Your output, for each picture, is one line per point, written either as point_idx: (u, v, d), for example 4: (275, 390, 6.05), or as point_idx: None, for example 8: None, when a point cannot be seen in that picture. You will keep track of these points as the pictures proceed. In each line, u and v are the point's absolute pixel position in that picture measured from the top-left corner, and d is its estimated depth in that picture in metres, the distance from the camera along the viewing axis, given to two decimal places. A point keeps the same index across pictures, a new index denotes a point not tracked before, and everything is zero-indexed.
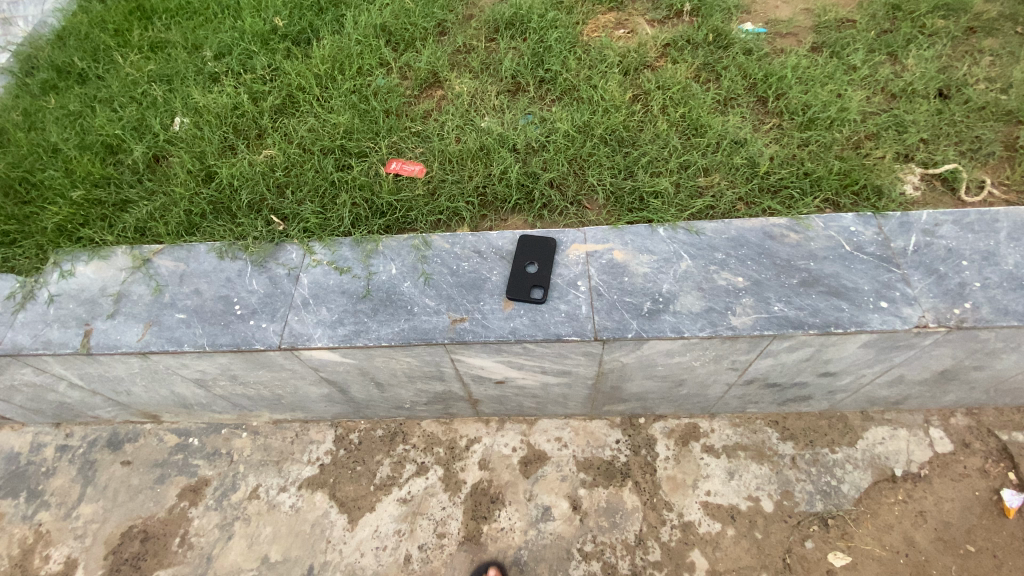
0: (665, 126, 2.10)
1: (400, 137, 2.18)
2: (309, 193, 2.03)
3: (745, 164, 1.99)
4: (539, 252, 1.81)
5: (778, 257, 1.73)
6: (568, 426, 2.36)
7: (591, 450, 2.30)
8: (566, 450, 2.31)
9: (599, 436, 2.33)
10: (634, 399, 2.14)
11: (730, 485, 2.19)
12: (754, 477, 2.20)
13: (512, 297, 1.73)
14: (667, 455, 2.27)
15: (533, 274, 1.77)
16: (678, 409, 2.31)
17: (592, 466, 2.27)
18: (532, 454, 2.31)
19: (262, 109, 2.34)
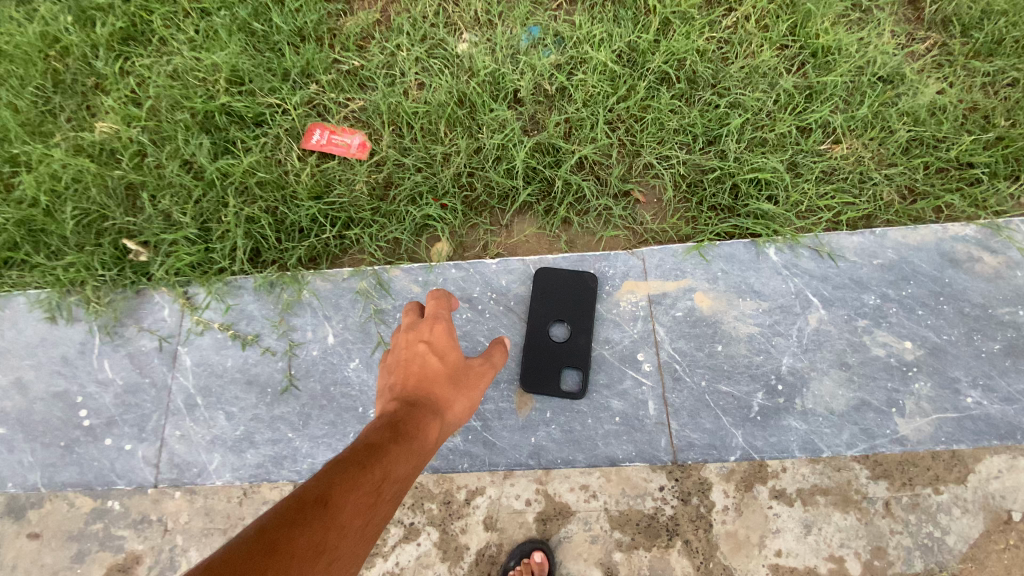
0: (771, 53, 1.24)
1: (322, 85, 1.31)
2: (173, 198, 1.20)
3: (901, 122, 1.20)
4: (568, 303, 1.10)
5: (966, 302, 1.06)
6: (598, 480, 1.02)
7: (625, 500, 1.00)
8: (595, 503, 1.01)
9: (636, 485, 1.01)
10: (674, 448, 1.02)
11: (808, 544, 0.96)
12: (838, 528, 0.97)
13: (528, 388, 1.06)
14: (730, 508, 0.99)
15: (560, 344, 1.08)
16: (758, 430, 1.01)
17: (629, 521, 0.99)
18: (552, 509, 1.01)
19: (94, 40, 1.43)
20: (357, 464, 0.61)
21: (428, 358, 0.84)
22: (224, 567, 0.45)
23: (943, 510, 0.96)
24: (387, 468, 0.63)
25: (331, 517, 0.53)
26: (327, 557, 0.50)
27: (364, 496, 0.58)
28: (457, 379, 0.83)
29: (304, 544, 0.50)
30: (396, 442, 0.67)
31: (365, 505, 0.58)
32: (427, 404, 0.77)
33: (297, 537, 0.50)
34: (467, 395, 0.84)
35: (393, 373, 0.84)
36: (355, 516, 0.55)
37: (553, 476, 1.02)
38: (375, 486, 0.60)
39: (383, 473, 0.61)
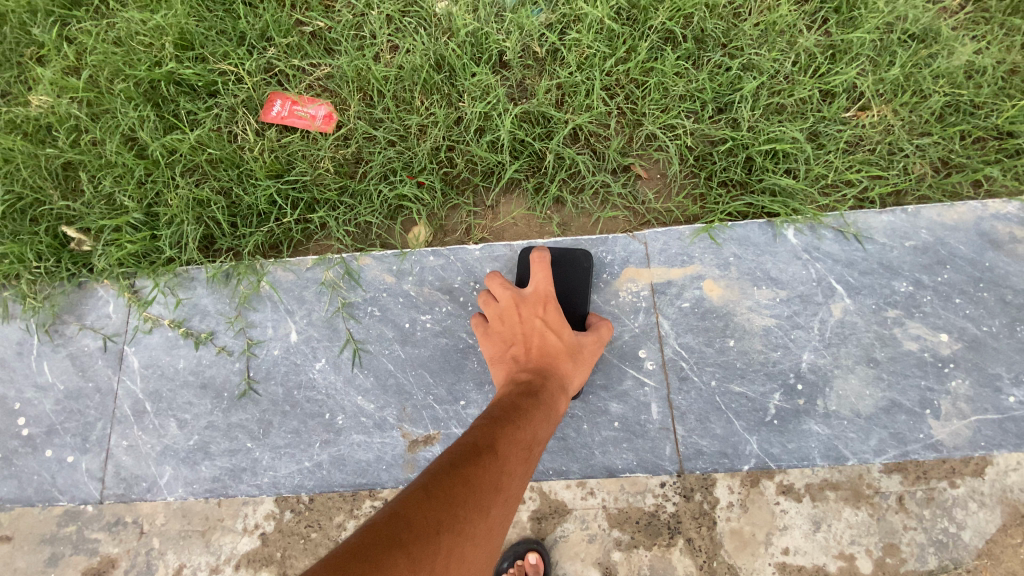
0: (790, 8, 1.08)
1: (282, 48, 1.16)
2: (114, 180, 1.07)
3: (937, 85, 1.06)
4: (558, 285, 0.96)
5: (1010, 290, 0.94)
6: (596, 493, 0.91)
7: (626, 500, 0.91)
8: (593, 504, 0.91)
9: (635, 489, 0.91)
10: (678, 456, 0.91)
11: (817, 540, 0.87)
12: (849, 523, 0.87)
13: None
14: (740, 506, 0.89)
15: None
16: (774, 436, 0.90)
17: (628, 518, 0.90)
18: (546, 512, 0.92)
19: (30, 4, 1.27)
20: (511, 420, 0.64)
21: (546, 334, 0.80)
22: (421, 511, 0.48)
23: (964, 503, 0.86)
24: (535, 429, 0.65)
25: (499, 466, 0.57)
26: (503, 497, 0.55)
27: (522, 449, 0.61)
28: (575, 355, 0.80)
29: (486, 483, 0.54)
30: (533, 402, 0.68)
31: (521, 458, 0.61)
32: (554, 375, 0.75)
33: (480, 477, 0.54)
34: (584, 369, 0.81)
35: (508, 344, 0.81)
36: (519, 466, 0.59)
37: (542, 487, 0.92)
38: (525, 442, 0.63)
39: (533, 434, 0.64)
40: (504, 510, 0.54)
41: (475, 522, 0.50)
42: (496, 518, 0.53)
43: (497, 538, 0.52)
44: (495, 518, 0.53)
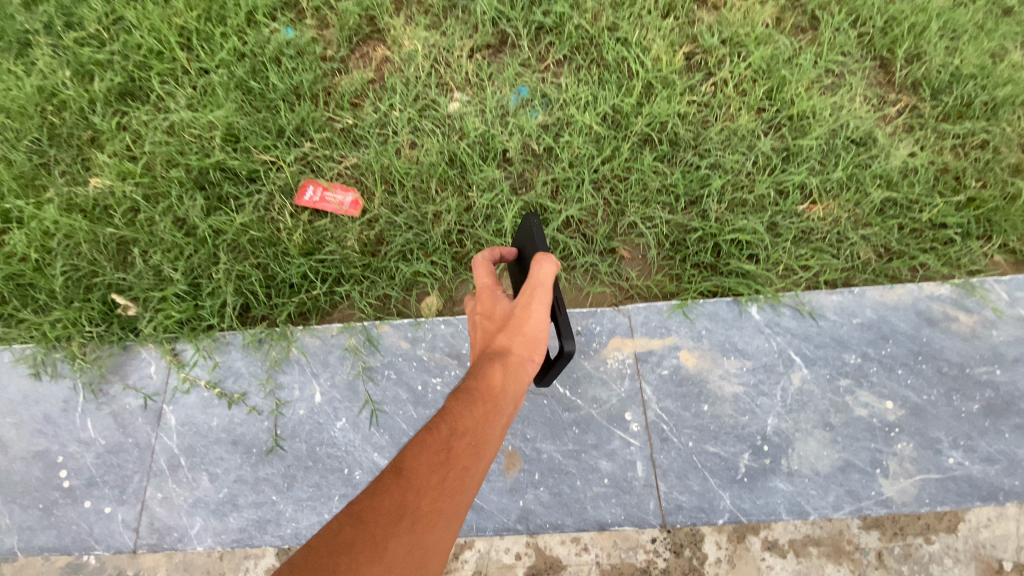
0: (748, 119, 1.30)
1: (316, 142, 1.34)
2: (165, 254, 1.21)
3: (876, 184, 1.24)
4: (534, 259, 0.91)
5: (945, 362, 1.08)
6: (589, 547, 1.01)
7: (618, 555, 1.00)
8: (587, 558, 1.00)
9: (626, 542, 1.01)
10: (662, 512, 1.02)
11: None
12: None
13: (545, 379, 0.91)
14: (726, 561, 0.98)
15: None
16: (747, 493, 1.01)
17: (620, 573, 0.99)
18: (545, 566, 1.00)
19: (94, 97, 1.47)
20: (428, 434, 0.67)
21: (485, 324, 0.82)
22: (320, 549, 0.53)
23: (940, 559, 0.96)
24: (455, 426, 0.68)
25: (408, 482, 0.61)
26: (410, 510, 0.58)
27: (435, 456, 0.64)
28: (514, 326, 0.78)
29: (387, 505, 0.58)
30: (458, 405, 0.71)
31: (437, 465, 0.63)
32: (491, 358, 0.77)
33: (380, 501, 0.58)
34: (533, 332, 0.77)
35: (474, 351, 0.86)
36: (430, 472, 0.62)
37: (540, 540, 1.02)
38: (442, 446, 0.66)
39: (450, 432, 0.67)
40: (414, 524, 0.57)
41: (374, 543, 0.54)
42: (403, 536, 0.56)
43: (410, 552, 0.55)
44: (407, 530, 0.57)
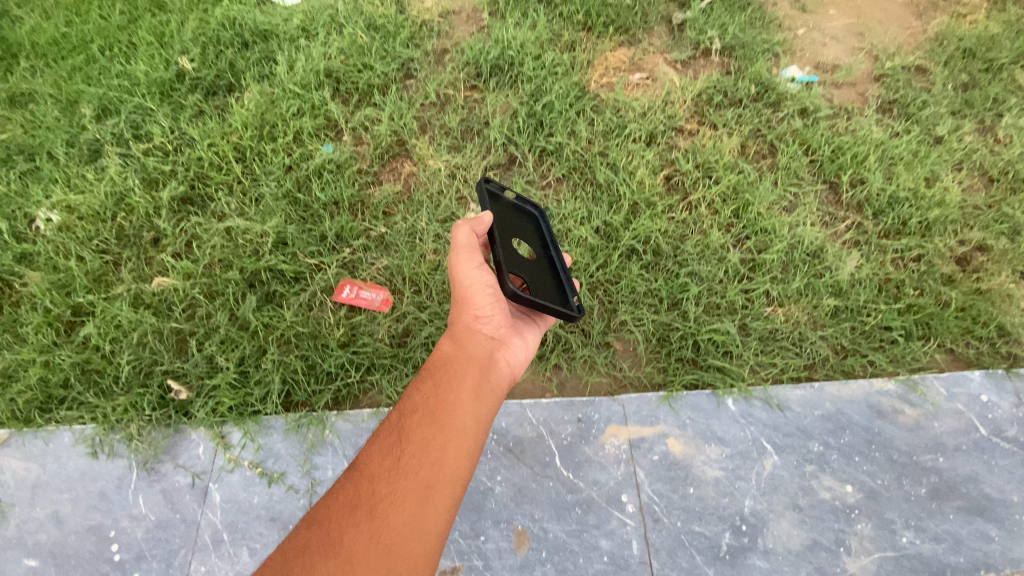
0: (718, 235, 1.55)
1: (354, 249, 1.59)
2: (219, 346, 1.40)
3: (829, 291, 1.47)
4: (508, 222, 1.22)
5: (895, 450, 1.26)
6: None
7: None
8: None
9: None
10: None
11: None
12: None
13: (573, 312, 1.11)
14: None
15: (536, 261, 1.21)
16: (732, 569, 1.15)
17: None
18: None
19: (158, 203, 1.70)
20: (383, 434, 0.99)
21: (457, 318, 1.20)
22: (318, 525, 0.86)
23: None
24: (407, 413, 1.01)
25: (369, 473, 0.92)
26: (370, 487, 0.90)
27: (390, 443, 0.96)
28: (458, 299, 1.17)
29: (357, 489, 0.90)
30: (413, 395, 1.04)
31: (389, 452, 0.95)
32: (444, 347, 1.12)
33: (354, 489, 0.90)
34: (469, 296, 1.15)
35: None
36: (383, 457, 0.94)
37: None
38: (396, 433, 0.98)
39: (402, 421, 1.00)
40: (374, 496, 0.88)
41: (345, 518, 0.86)
42: (368, 507, 0.87)
43: (371, 515, 0.86)
44: (370, 500, 0.88)
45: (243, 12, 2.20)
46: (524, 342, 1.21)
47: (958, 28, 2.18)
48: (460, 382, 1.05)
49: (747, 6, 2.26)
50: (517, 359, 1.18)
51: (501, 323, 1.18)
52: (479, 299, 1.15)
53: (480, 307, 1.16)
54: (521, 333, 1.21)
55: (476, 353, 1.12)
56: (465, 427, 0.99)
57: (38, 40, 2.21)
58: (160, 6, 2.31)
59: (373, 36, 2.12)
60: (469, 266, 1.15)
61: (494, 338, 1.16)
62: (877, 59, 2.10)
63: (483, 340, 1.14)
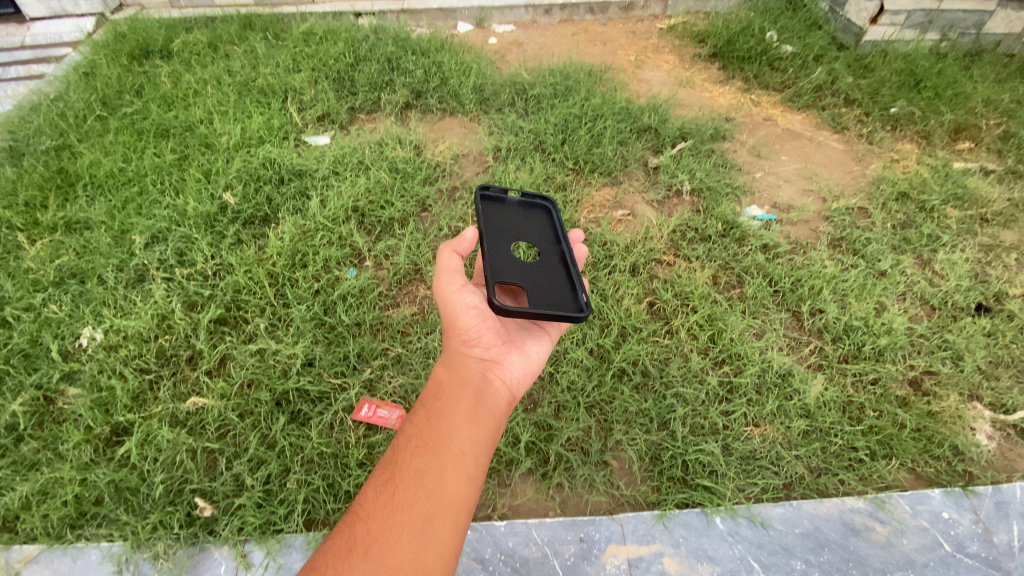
0: (698, 360, 1.77)
1: (374, 369, 1.77)
2: (247, 464, 1.53)
3: (798, 413, 1.65)
4: (504, 234, 1.49)
5: (870, 567, 1.38)
6: None
7: None
8: None
9: None
10: None
11: None
12: None
13: (579, 313, 1.24)
14: None
15: (539, 264, 1.42)
16: None
17: None
18: None
19: (197, 324, 1.89)
20: (380, 473, 1.08)
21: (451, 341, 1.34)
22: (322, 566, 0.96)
23: None
24: (400, 448, 1.11)
25: (365, 512, 1.02)
26: (366, 525, 0.99)
27: (384, 479, 1.06)
28: (449, 324, 1.32)
29: (356, 530, 0.99)
30: (407, 430, 1.14)
31: (384, 489, 1.04)
32: (436, 378, 1.24)
33: (352, 529, 1.00)
34: (458, 320, 1.30)
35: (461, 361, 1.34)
36: (377, 495, 1.03)
37: None
38: (389, 469, 1.08)
39: (395, 457, 1.09)
40: (369, 532, 0.98)
41: (346, 557, 0.95)
42: (365, 545, 0.96)
43: (368, 552, 0.95)
44: (367, 538, 0.97)
45: (281, 153, 2.55)
46: (518, 357, 1.32)
47: (892, 173, 2.55)
48: (450, 413, 1.14)
49: (711, 154, 2.68)
50: (512, 375, 1.29)
51: (491, 342, 1.30)
52: (465, 319, 1.30)
53: (468, 328, 1.30)
54: (515, 348, 1.32)
55: (467, 379, 1.22)
56: (457, 455, 1.08)
57: (96, 172, 2.51)
58: (208, 146, 2.67)
59: (394, 176, 2.47)
60: (456, 289, 1.33)
61: (486, 359, 1.28)
62: (824, 200, 2.46)
63: (473, 364, 1.26)
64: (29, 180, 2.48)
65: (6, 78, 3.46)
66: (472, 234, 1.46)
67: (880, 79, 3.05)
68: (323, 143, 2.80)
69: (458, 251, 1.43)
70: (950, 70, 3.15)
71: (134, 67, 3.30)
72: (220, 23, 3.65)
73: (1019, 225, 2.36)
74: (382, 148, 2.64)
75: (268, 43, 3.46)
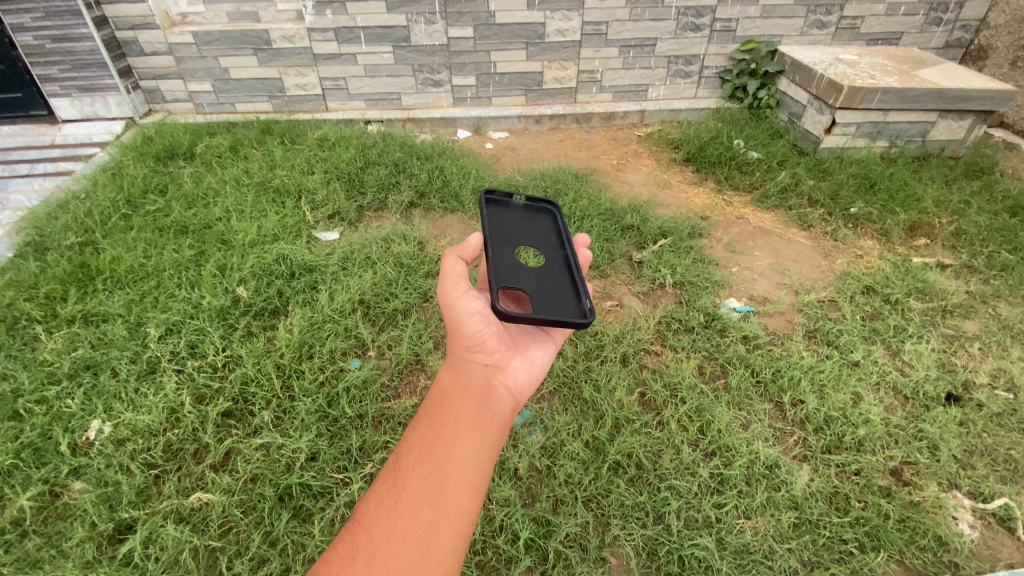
0: (688, 452, 1.86)
1: (377, 462, 1.84)
2: (248, 564, 1.58)
3: (787, 505, 1.71)
4: (508, 239, 1.60)
5: None
6: None
7: None
8: None
9: None
10: None
11: None
12: None
13: (583, 319, 1.27)
14: None
15: (543, 272, 1.50)
16: None
17: None
18: None
19: (204, 417, 1.96)
20: (382, 479, 1.04)
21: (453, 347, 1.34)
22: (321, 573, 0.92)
23: None
24: (402, 453, 1.07)
25: (366, 519, 0.98)
26: (367, 532, 0.95)
27: (386, 485, 1.02)
28: (453, 329, 1.33)
29: (355, 538, 0.95)
30: (409, 435, 1.10)
31: (386, 496, 1.00)
32: (439, 383, 1.22)
33: (352, 535, 0.96)
34: (462, 325, 1.31)
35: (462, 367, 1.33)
36: (379, 501, 1.00)
37: None
38: (392, 474, 1.04)
39: (397, 462, 1.06)
40: (370, 540, 0.94)
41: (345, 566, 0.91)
42: (363, 553, 0.92)
43: (369, 560, 0.91)
44: (368, 545, 0.93)
45: (294, 248, 2.74)
46: (522, 363, 1.33)
47: (856, 268, 2.78)
48: (454, 419, 1.10)
49: (690, 249, 2.92)
50: (514, 381, 1.29)
51: (494, 349, 1.32)
52: (469, 325, 1.31)
53: (473, 334, 1.31)
54: (517, 355, 1.34)
55: (471, 386, 1.21)
56: (460, 461, 1.03)
57: (116, 266, 2.66)
58: (224, 242, 2.87)
59: (399, 270, 2.66)
60: (461, 295, 1.35)
61: (489, 366, 1.28)
62: (797, 293, 2.66)
63: (477, 371, 1.25)
64: (51, 274, 2.61)
65: (34, 173, 3.69)
66: (477, 241, 1.46)
67: (839, 181, 3.38)
68: (333, 238, 3.02)
69: (465, 258, 1.44)
70: (902, 171, 3.49)
71: (159, 168, 3.57)
72: (241, 128, 4.01)
73: (980, 314, 2.54)
74: (388, 244, 2.85)
75: (285, 147, 3.80)
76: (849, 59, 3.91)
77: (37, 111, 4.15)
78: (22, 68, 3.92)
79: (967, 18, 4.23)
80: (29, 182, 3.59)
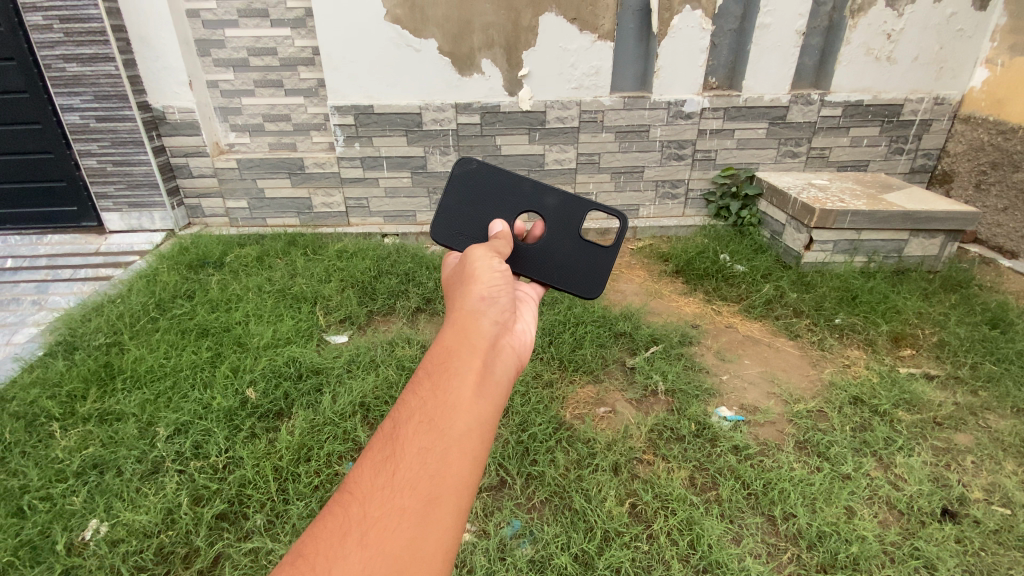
0: (678, 568, 1.84)
1: None
2: None
3: None
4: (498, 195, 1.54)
5: None
6: None
7: None
8: None
9: None
10: None
11: None
12: None
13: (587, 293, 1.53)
14: None
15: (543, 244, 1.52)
16: None
17: None
18: None
19: (199, 519, 2.01)
20: (377, 445, 0.83)
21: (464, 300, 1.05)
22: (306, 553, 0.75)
23: None
24: (401, 411, 0.86)
25: (354, 495, 0.78)
26: (355, 510, 0.76)
27: (380, 450, 0.82)
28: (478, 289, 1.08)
29: (340, 514, 0.77)
30: (410, 393, 0.88)
31: (376, 469, 0.80)
32: (449, 338, 0.96)
33: (339, 510, 0.77)
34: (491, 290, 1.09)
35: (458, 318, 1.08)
36: (371, 469, 0.80)
37: None
38: (387, 439, 0.83)
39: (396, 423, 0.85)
40: (359, 518, 0.75)
41: (329, 548, 0.74)
42: (354, 534, 0.74)
43: (355, 541, 0.73)
44: (359, 526, 0.75)
45: (304, 351, 2.91)
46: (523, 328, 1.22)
47: (842, 378, 2.86)
48: (460, 379, 0.88)
49: (681, 356, 3.04)
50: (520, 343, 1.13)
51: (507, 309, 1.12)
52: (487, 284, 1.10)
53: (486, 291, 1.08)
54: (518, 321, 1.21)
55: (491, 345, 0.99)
56: (467, 427, 0.83)
57: (136, 366, 2.84)
58: (240, 345, 3.06)
59: (400, 374, 2.80)
60: (486, 254, 1.20)
61: (507, 324, 1.08)
62: (787, 402, 2.73)
63: (489, 330, 1.00)
64: (76, 372, 2.78)
65: (75, 278, 4.02)
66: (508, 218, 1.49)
67: (820, 294, 3.57)
68: (341, 341, 3.21)
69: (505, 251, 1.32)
70: (881, 283, 3.69)
71: (190, 275, 3.89)
72: (269, 240, 4.40)
73: (970, 426, 2.56)
74: (392, 348, 3.03)
75: (306, 258, 4.14)
76: (821, 184, 4.32)
77: (88, 222, 4.68)
78: (83, 185, 4.51)
79: (927, 148, 4.70)
80: (69, 286, 3.91)
